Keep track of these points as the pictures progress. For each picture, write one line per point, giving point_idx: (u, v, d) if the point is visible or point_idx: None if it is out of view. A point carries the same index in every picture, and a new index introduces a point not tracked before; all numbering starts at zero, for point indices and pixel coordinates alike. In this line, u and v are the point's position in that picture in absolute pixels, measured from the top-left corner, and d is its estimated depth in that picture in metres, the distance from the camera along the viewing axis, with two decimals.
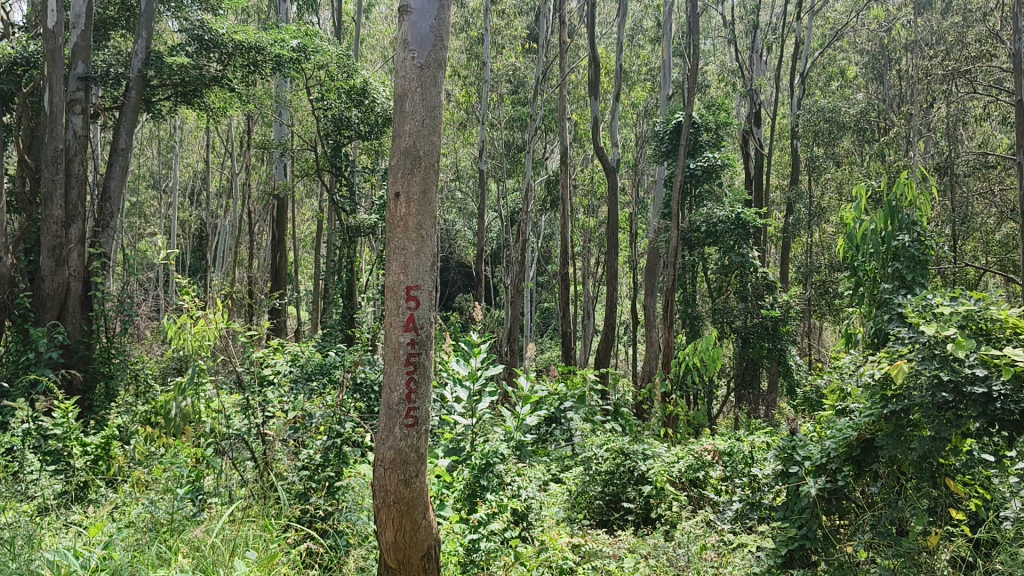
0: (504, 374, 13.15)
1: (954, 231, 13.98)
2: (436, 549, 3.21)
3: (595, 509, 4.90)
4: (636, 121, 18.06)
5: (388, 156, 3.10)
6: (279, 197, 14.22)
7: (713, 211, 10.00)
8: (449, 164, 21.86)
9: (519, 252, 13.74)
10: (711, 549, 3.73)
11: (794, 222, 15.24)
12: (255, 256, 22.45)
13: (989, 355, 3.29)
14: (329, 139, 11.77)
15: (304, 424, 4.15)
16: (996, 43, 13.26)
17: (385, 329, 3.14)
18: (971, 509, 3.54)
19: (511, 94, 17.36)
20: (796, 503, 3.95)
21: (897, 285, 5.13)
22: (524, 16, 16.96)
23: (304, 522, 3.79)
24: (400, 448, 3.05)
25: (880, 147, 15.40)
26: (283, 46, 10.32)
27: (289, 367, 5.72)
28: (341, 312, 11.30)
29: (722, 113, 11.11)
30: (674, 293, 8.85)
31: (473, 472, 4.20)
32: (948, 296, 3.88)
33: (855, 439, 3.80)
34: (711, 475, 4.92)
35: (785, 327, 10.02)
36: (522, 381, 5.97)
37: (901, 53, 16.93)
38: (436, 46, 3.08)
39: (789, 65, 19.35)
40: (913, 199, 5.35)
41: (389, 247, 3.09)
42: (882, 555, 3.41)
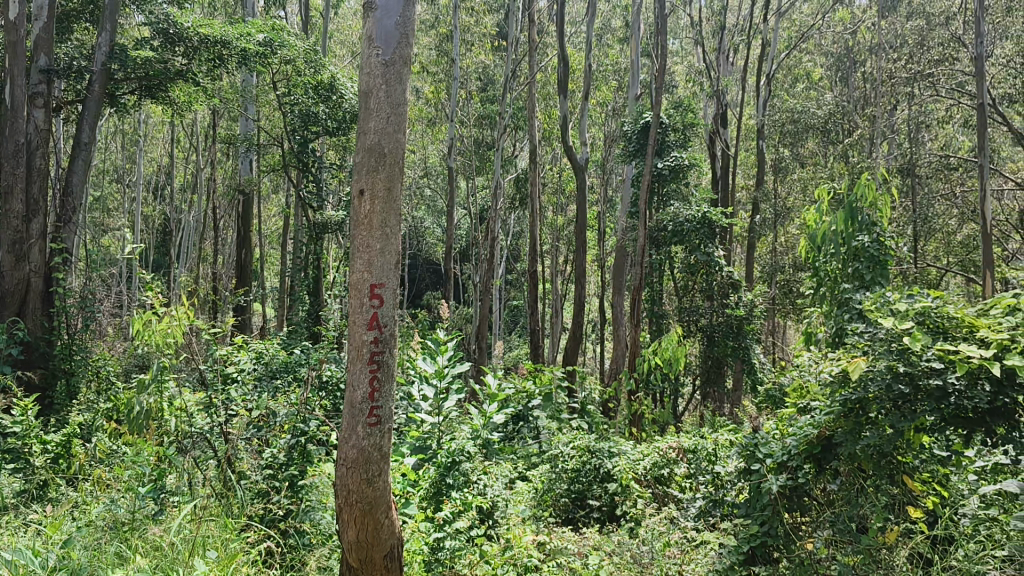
0: (472, 371, 13.18)
1: (915, 231, 14.16)
2: (397, 549, 3.18)
3: (561, 507, 4.93)
4: (604, 120, 18.13)
5: (353, 153, 3.09)
6: (245, 193, 14.11)
7: (679, 211, 10.08)
8: (417, 161, 21.81)
9: (487, 250, 13.69)
10: (674, 547, 3.84)
11: (760, 222, 15.38)
12: (220, 251, 22.20)
13: (946, 351, 3.31)
14: (295, 135, 11.75)
15: (269, 423, 4.15)
16: (958, 47, 13.61)
17: (348, 328, 3.12)
18: (928, 506, 3.62)
19: (480, 92, 17.37)
20: (758, 500, 3.98)
21: (857, 284, 5.17)
22: (495, 13, 16.91)
23: (266, 521, 3.74)
24: (362, 447, 3.04)
25: (845, 149, 15.55)
26: (249, 40, 10.20)
27: (254, 364, 5.69)
28: (307, 309, 11.25)
29: (689, 114, 11.21)
30: (640, 290, 8.88)
31: (439, 470, 4.13)
32: (907, 293, 3.91)
33: (815, 437, 3.84)
34: (675, 473, 5.01)
35: (750, 326, 10.05)
36: (489, 379, 5.81)
37: (867, 56, 17.10)
38: (401, 43, 3.07)
39: (755, 67, 19.51)
40: (872, 200, 5.40)
41: (353, 244, 3.08)
42: (841, 552, 3.44)
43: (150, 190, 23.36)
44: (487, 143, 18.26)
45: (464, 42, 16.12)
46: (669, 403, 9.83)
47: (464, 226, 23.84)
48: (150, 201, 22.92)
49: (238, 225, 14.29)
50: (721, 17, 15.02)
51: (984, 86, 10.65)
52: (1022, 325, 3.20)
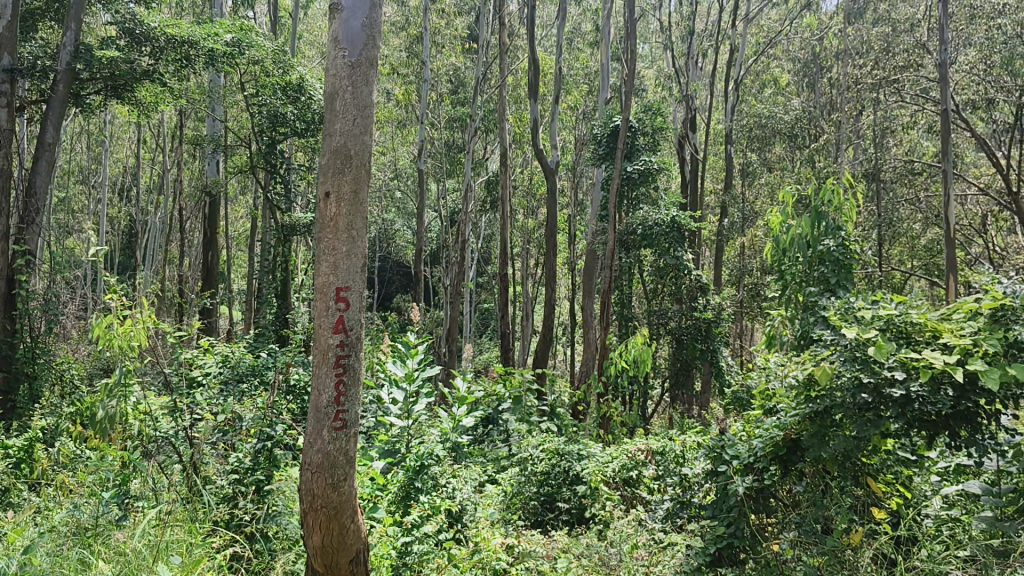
0: (442, 373, 13.17)
1: (880, 235, 14.34)
2: (363, 553, 3.16)
3: (530, 509, 4.93)
4: (575, 123, 18.18)
5: (319, 155, 3.07)
6: (212, 195, 13.98)
7: (649, 214, 10.11)
8: (387, 163, 21.73)
9: (457, 253, 13.64)
10: (642, 548, 3.85)
11: (728, 225, 15.52)
12: (187, 253, 21.98)
13: (909, 358, 3.35)
14: (263, 136, 11.68)
15: (235, 427, 4.15)
16: (923, 54, 13.84)
17: (314, 331, 3.10)
18: (891, 507, 3.66)
19: (451, 94, 17.34)
20: (725, 502, 4.01)
21: (822, 288, 5.19)
22: (466, 16, 16.88)
23: (233, 527, 3.66)
24: (327, 451, 3.01)
25: (812, 154, 15.71)
26: (217, 41, 10.12)
27: (220, 368, 5.78)
28: (275, 312, 11.19)
29: (659, 118, 11.26)
30: (610, 292, 8.91)
31: (408, 474, 4.17)
32: (870, 299, 3.96)
33: (781, 439, 3.86)
34: (644, 475, 5.02)
35: (718, 329, 10.13)
36: (458, 383, 5.79)
37: (834, 62, 17.27)
38: (368, 45, 3.06)
39: (723, 72, 19.65)
40: (839, 204, 5.44)
41: (319, 246, 3.06)
42: (807, 554, 3.46)
43: (116, 191, 23.06)
44: (457, 146, 18.23)
45: (435, 45, 16.06)
46: (638, 405, 9.87)
47: (434, 229, 23.80)
48: (115, 202, 22.59)
49: (204, 227, 14.13)
50: (690, 22, 15.10)
51: (948, 93, 10.79)
52: (984, 332, 3.25)
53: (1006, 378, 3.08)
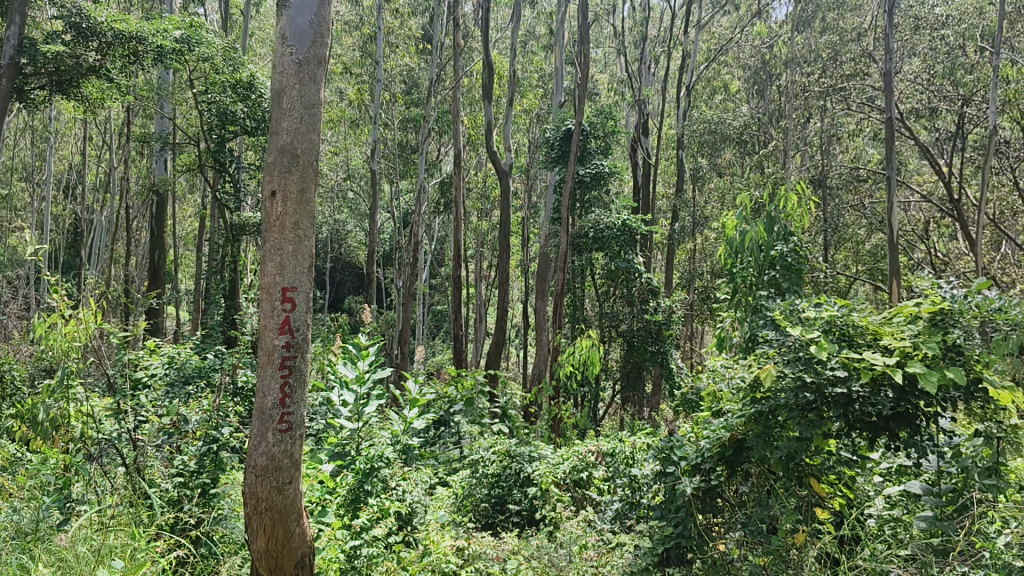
0: (393, 375, 13.10)
1: (826, 240, 14.61)
2: (308, 557, 3.13)
3: (482, 511, 4.93)
4: (529, 126, 18.21)
5: (265, 154, 3.03)
6: (159, 194, 13.72)
7: (601, 218, 10.16)
8: (339, 163, 21.55)
9: (410, 254, 13.57)
10: (591, 548, 3.89)
11: (680, 229, 15.62)
12: (134, 253, 21.55)
13: (851, 359, 3.43)
14: (212, 134, 11.53)
15: (179, 429, 4.09)
16: (869, 63, 14.13)
17: (259, 332, 3.06)
18: (835, 508, 3.71)
19: (405, 95, 17.25)
20: (672, 502, 4.04)
21: (773, 292, 5.26)
22: (420, 16, 16.79)
23: (177, 531, 3.62)
24: (273, 455, 2.97)
25: (761, 159, 15.92)
26: (165, 37, 9.92)
27: (166, 370, 5.73)
28: (223, 313, 11.03)
29: (611, 122, 11.32)
30: (562, 294, 8.95)
31: (357, 476, 4.01)
32: (814, 302, 4.02)
33: (728, 440, 3.90)
34: (595, 476, 5.07)
35: (668, 332, 10.25)
36: (409, 384, 5.75)
37: (783, 69, 17.53)
38: (315, 43, 3.04)
39: (675, 77, 19.87)
40: (790, 211, 5.55)
41: (264, 245, 3.02)
42: (752, 553, 3.50)
43: (60, 189, 22.52)
44: (411, 147, 18.14)
45: (388, 44, 15.98)
46: (589, 407, 9.94)
47: (387, 230, 23.68)
48: (59, 200, 22.07)
49: (151, 226, 13.87)
50: (643, 28, 15.21)
51: (892, 103, 11.03)
52: (923, 335, 3.34)
53: (944, 380, 3.15)
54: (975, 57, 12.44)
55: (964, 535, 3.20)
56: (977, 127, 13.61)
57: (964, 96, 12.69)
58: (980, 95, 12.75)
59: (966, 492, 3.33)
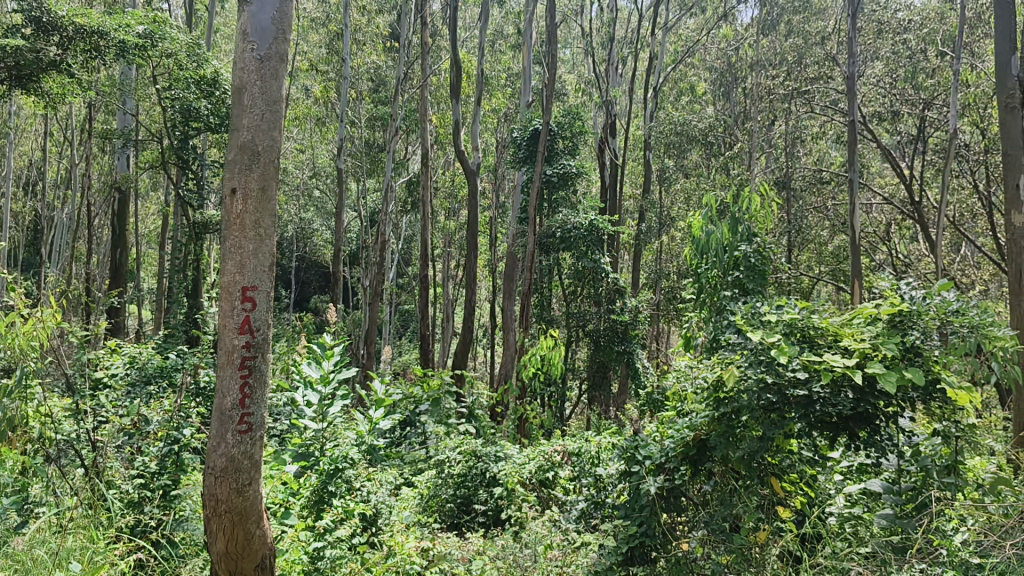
0: (360, 375, 13.03)
1: (790, 242, 14.76)
2: (268, 560, 3.09)
3: (447, 512, 4.90)
4: (496, 125, 18.21)
5: (225, 152, 3.00)
6: (121, 191, 13.53)
7: (568, 218, 10.16)
8: (305, 162, 21.39)
9: (377, 254, 13.48)
10: (557, 548, 3.89)
11: (647, 230, 15.68)
12: (95, 251, 21.24)
13: (811, 361, 3.46)
14: (175, 130, 11.38)
15: (141, 430, 4.11)
16: (833, 66, 14.30)
17: (218, 332, 3.03)
18: (797, 506, 3.75)
19: (372, 93, 17.18)
20: (637, 501, 4.06)
21: (737, 292, 5.24)
22: (387, 14, 16.69)
23: (137, 533, 3.58)
24: (232, 456, 2.94)
25: (727, 161, 16.03)
26: (128, 32, 9.77)
27: (127, 370, 5.69)
28: (185, 311, 10.91)
29: (578, 122, 11.34)
30: (529, 294, 8.96)
31: (321, 478, 4.16)
32: (775, 304, 4.06)
33: (691, 439, 3.93)
34: (560, 476, 5.08)
35: (634, 332, 10.30)
36: (375, 384, 5.76)
37: (748, 72, 17.68)
38: (277, 40, 3.02)
39: (642, 77, 19.97)
40: (754, 212, 5.59)
41: (224, 245, 2.98)
42: (714, 552, 3.53)
43: (19, 186, 22.15)
44: (378, 145, 18.05)
45: (356, 42, 15.89)
46: (556, 407, 9.96)
47: (354, 230, 23.57)
48: (18, 196, 21.68)
49: (113, 223, 13.67)
50: (610, 28, 15.26)
51: (854, 105, 11.13)
52: (882, 336, 3.39)
53: (902, 380, 3.20)
54: (936, 61, 12.64)
55: (922, 533, 3.25)
56: (938, 131, 13.80)
57: (925, 100, 12.86)
58: (940, 99, 12.92)
59: (924, 491, 3.38)
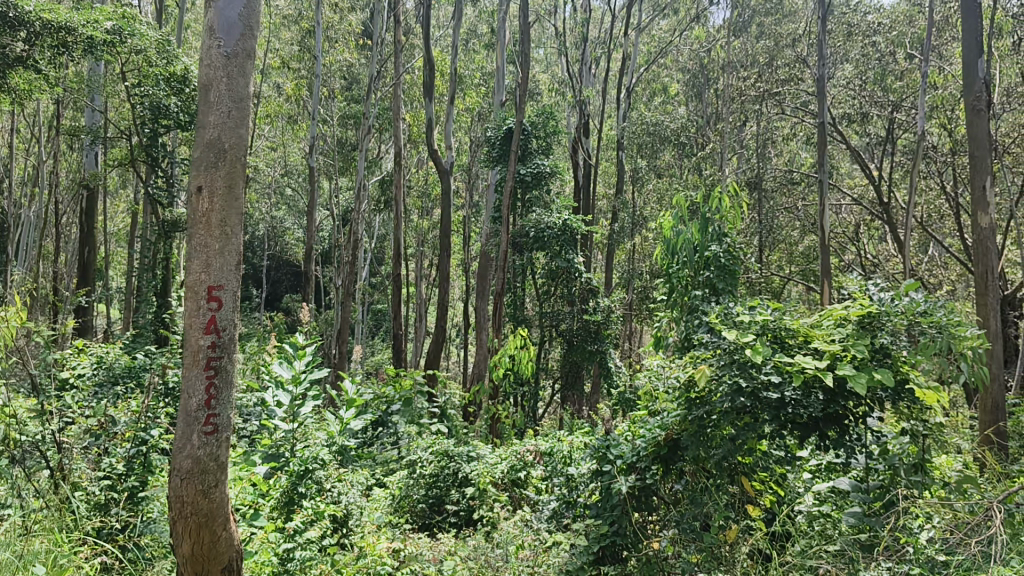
0: (332, 375, 12.96)
1: (760, 243, 14.87)
2: (234, 562, 3.06)
3: (418, 513, 4.90)
4: (470, 125, 18.17)
5: (190, 150, 2.97)
6: (89, 188, 13.36)
7: (542, 217, 10.14)
8: (277, 160, 21.23)
9: (350, 253, 13.39)
10: (528, 548, 3.88)
11: (619, 230, 15.72)
12: (63, 249, 20.99)
13: (782, 362, 3.49)
14: (145, 128, 11.26)
15: (107, 430, 3.99)
16: (802, 68, 14.28)
17: (182, 331, 2.99)
18: (766, 505, 3.78)
19: (344, 91, 17.08)
20: (609, 500, 4.04)
21: (708, 292, 5.25)
22: (360, 11, 16.59)
23: (103, 536, 3.55)
24: (198, 456, 2.91)
25: (699, 161, 16.11)
26: (96, 28, 9.65)
27: (94, 370, 5.63)
28: (154, 311, 10.80)
29: (552, 121, 11.32)
30: (501, 294, 8.94)
31: (291, 479, 4.15)
32: (748, 305, 4.08)
33: (662, 439, 3.96)
34: (532, 475, 5.10)
35: (607, 332, 10.32)
36: (346, 384, 5.72)
37: (720, 73, 17.78)
38: (244, 36, 3.00)
39: (615, 78, 20.03)
40: (724, 212, 5.60)
41: (189, 244, 2.94)
42: (685, 551, 3.55)
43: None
44: (350, 143, 17.96)
45: (328, 39, 15.80)
46: (528, 406, 9.96)
47: (326, 228, 23.44)
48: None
49: (81, 222, 13.50)
50: (584, 28, 15.28)
51: (824, 107, 11.20)
52: (852, 338, 3.43)
53: (872, 381, 3.23)
54: (905, 64, 12.76)
55: (889, 531, 3.28)
56: (906, 133, 13.91)
57: (895, 102, 12.95)
58: (909, 101, 12.95)
59: (892, 489, 3.42)
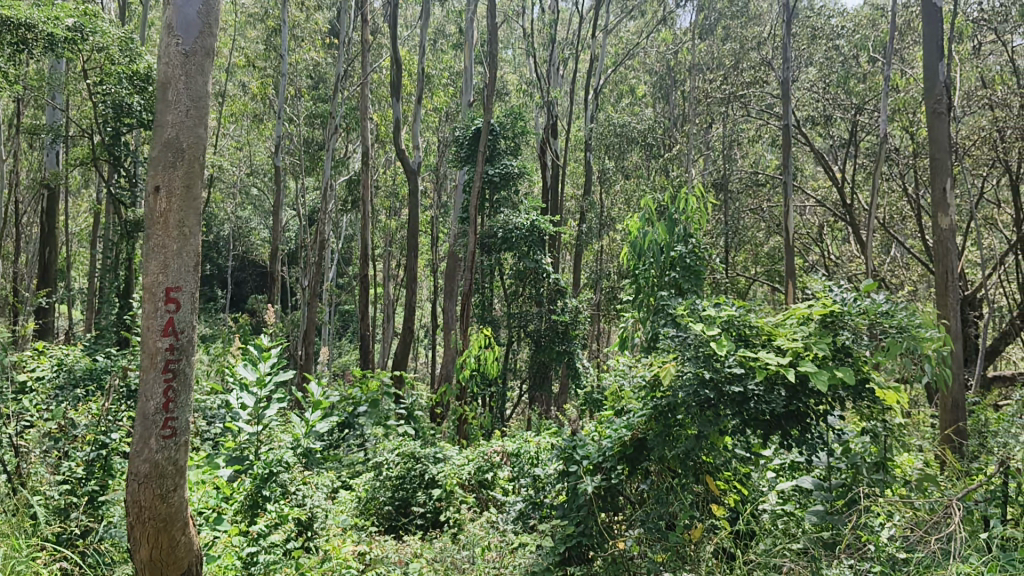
0: (298, 376, 12.86)
1: (726, 243, 14.98)
2: (193, 567, 3.03)
3: (385, 514, 4.86)
4: (438, 125, 18.12)
5: (148, 149, 2.94)
6: (50, 188, 13.16)
7: (509, 218, 10.12)
8: (242, 159, 21.03)
9: (316, 253, 13.27)
10: (493, 550, 3.98)
11: (587, 230, 15.76)
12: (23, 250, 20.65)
13: (746, 357, 3.52)
14: (107, 126, 11.12)
15: (68, 435, 3.97)
16: (767, 71, 14.34)
17: (140, 334, 2.95)
18: (730, 504, 3.80)
19: (310, 90, 16.99)
20: (575, 501, 4.00)
21: (673, 292, 5.30)
22: (326, 10, 16.49)
23: (63, 542, 3.48)
24: (156, 460, 2.87)
25: (665, 162, 16.20)
26: (57, 25, 9.52)
27: (54, 373, 5.56)
28: (117, 311, 10.66)
29: (520, 122, 11.32)
30: (468, 295, 8.91)
31: (256, 481, 4.10)
32: (712, 303, 4.11)
33: (629, 438, 3.96)
34: (499, 476, 5.15)
35: (575, 332, 10.34)
36: (312, 385, 5.69)
37: (686, 75, 17.90)
38: (203, 34, 2.97)
39: (582, 79, 20.04)
40: (690, 214, 5.64)
41: (146, 244, 2.91)
42: (651, 550, 3.56)
43: None
44: (317, 143, 17.84)
45: (294, 38, 15.70)
46: (496, 407, 9.94)
47: (292, 229, 23.26)
48: None
49: (41, 222, 13.29)
50: (551, 29, 15.30)
51: (789, 109, 11.28)
52: (815, 337, 3.47)
53: (833, 379, 3.27)
54: (867, 67, 12.93)
55: (852, 529, 3.30)
56: (869, 135, 14.07)
57: (858, 105, 13.13)
58: (871, 104, 13.06)
59: (854, 487, 3.46)
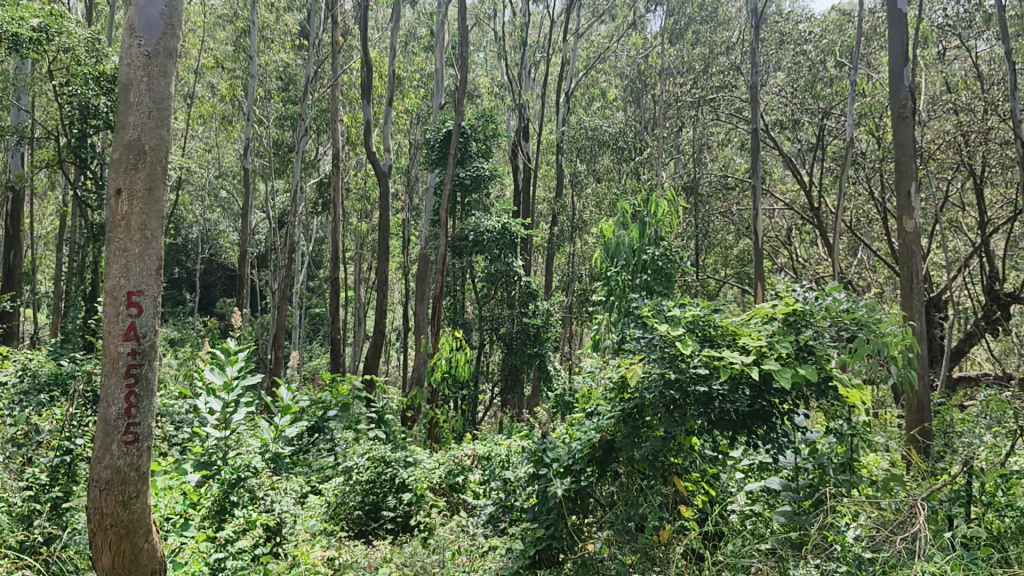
0: (268, 379, 12.74)
1: (696, 246, 15.05)
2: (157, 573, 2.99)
3: (355, 519, 4.82)
4: (409, 128, 18.05)
5: (109, 151, 2.90)
6: (14, 190, 12.96)
7: (480, 221, 10.04)
8: (211, 161, 20.83)
9: (284, 261, 12.88)
10: (463, 554, 3.97)
11: (558, 233, 15.76)
12: None
13: (711, 356, 3.54)
14: (73, 128, 10.96)
15: (31, 439, 4.00)
16: (736, 75, 14.43)
17: (101, 338, 2.91)
18: (698, 505, 3.84)
19: (280, 92, 16.88)
20: (545, 503, 4.02)
21: (644, 293, 5.39)
22: (297, 12, 16.37)
23: (26, 550, 3.41)
24: (118, 467, 2.84)
25: (636, 165, 16.25)
26: (21, 24, 9.53)
27: (17, 378, 5.49)
28: (82, 314, 10.50)
29: (492, 125, 11.29)
30: (439, 299, 8.86)
31: (224, 487, 4.14)
32: (679, 304, 4.14)
33: (597, 441, 3.98)
34: (470, 479, 5.15)
35: (547, 335, 10.34)
36: (280, 390, 5.67)
37: (657, 79, 17.98)
38: (165, 35, 2.95)
39: (553, 81, 20.04)
40: (661, 217, 5.67)
41: (107, 247, 2.88)
42: (618, 551, 3.58)
43: None
44: (287, 145, 17.70)
45: (263, 39, 15.58)
46: (467, 409, 9.92)
47: (262, 232, 23.07)
48: None
49: (6, 225, 13.07)
50: (522, 32, 15.30)
51: (758, 113, 11.30)
52: (778, 335, 3.49)
53: (797, 376, 3.30)
54: (834, 71, 13.05)
55: (818, 528, 3.34)
56: (837, 139, 14.19)
57: (826, 110, 13.26)
58: (838, 108, 13.18)
59: (821, 488, 3.51)
